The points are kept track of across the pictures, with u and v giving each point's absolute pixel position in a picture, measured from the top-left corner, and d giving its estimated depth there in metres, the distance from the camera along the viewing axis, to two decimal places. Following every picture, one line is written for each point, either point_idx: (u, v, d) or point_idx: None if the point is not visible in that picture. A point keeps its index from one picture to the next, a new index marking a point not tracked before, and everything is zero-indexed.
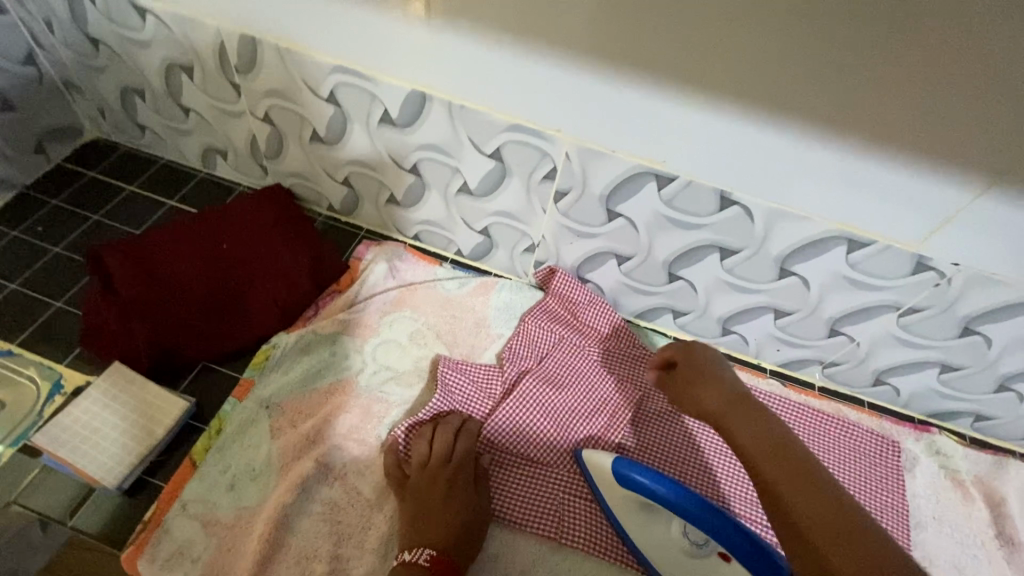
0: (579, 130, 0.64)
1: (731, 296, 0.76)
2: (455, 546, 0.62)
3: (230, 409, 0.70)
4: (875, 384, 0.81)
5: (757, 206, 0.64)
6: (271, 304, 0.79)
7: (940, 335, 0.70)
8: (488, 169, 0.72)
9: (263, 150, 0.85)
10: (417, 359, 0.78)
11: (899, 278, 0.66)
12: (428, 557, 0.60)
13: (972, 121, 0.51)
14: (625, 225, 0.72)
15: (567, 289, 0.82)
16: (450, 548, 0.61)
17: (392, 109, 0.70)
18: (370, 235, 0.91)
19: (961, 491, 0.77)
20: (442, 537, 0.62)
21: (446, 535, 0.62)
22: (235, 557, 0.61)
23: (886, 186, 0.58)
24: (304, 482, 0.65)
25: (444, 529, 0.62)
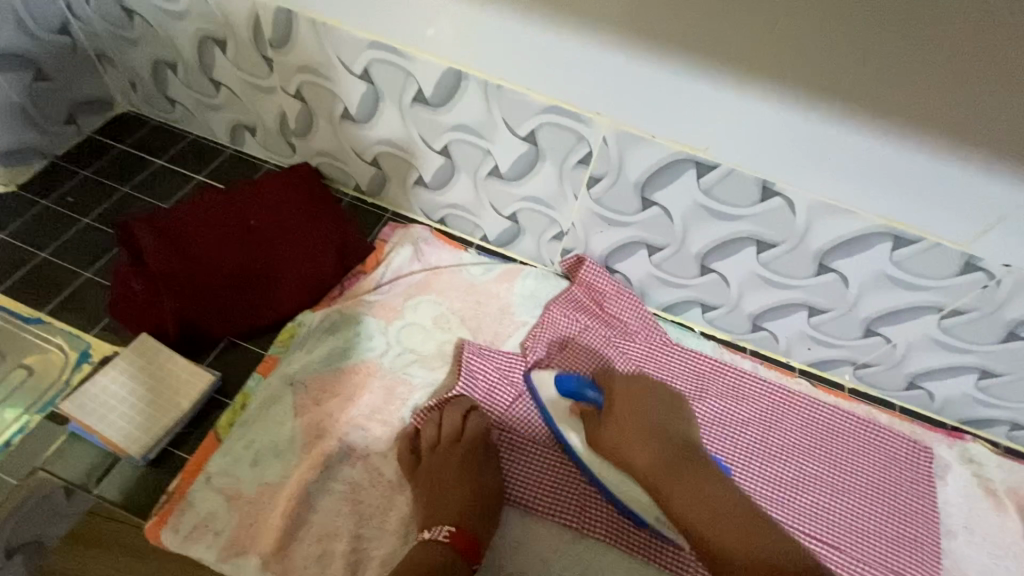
0: (618, 113, 0.62)
1: (764, 291, 0.74)
2: (473, 520, 0.62)
3: (255, 386, 0.70)
4: (909, 388, 0.79)
5: (800, 198, 0.62)
6: (296, 282, 0.78)
7: (982, 340, 0.68)
8: (521, 152, 0.71)
9: (293, 127, 0.84)
10: (441, 343, 0.78)
11: (945, 278, 0.63)
12: (448, 533, 0.60)
13: None
14: (659, 214, 0.70)
15: (594, 279, 0.80)
16: (469, 524, 0.61)
17: (426, 88, 0.69)
18: (396, 217, 0.90)
19: (995, 500, 0.75)
20: (462, 515, 0.62)
21: (463, 513, 0.62)
22: (257, 532, 0.61)
23: (939, 181, 0.55)
24: (327, 461, 0.65)
25: (460, 504, 0.62)
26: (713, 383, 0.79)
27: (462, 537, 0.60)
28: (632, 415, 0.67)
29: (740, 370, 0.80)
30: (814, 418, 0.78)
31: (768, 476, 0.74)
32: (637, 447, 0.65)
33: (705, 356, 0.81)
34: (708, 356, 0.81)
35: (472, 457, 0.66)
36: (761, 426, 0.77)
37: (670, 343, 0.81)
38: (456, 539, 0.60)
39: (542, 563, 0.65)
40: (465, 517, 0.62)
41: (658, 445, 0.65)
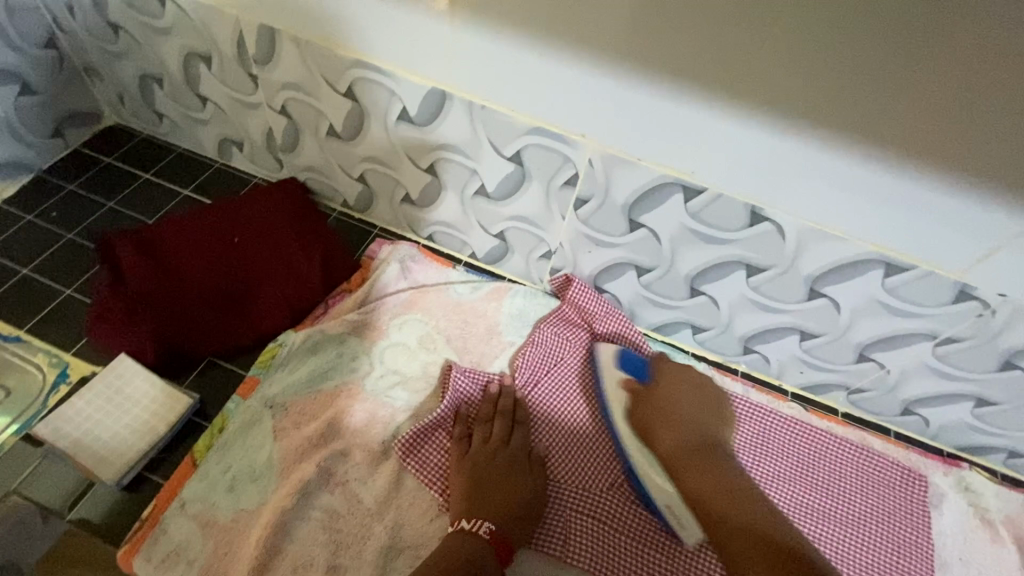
0: (605, 135, 0.61)
1: (755, 314, 0.72)
2: (513, 524, 0.62)
3: (234, 408, 0.69)
4: (904, 413, 0.77)
5: (790, 223, 0.60)
6: (279, 301, 0.77)
7: (978, 367, 0.66)
8: (507, 172, 0.70)
9: (279, 143, 0.84)
10: (425, 364, 0.76)
11: (939, 306, 0.62)
12: (488, 530, 0.60)
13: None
14: (648, 236, 0.69)
15: (584, 300, 0.79)
16: (511, 528, 0.62)
17: (411, 107, 0.68)
18: (384, 233, 0.89)
19: (992, 531, 0.73)
20: (507, 521, 0.62)
21: (505, 515, 0.62)
22: (231, 562, 0.60)
23: (930, 209, 0.54)
24: (304, 487, 0.63)
25: (505, 502, 0.63)
26: None
27: (501, 540, 0.60)
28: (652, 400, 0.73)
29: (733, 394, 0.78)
30: (814, 447, 0.76)
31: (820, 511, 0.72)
32: (663, 429, 0.70)
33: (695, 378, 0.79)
34: None
35: (499, 459, 0.66)
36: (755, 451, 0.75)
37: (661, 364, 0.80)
38: (496, 541, 0.60)
39: None
40: (506, 520, 0.62)
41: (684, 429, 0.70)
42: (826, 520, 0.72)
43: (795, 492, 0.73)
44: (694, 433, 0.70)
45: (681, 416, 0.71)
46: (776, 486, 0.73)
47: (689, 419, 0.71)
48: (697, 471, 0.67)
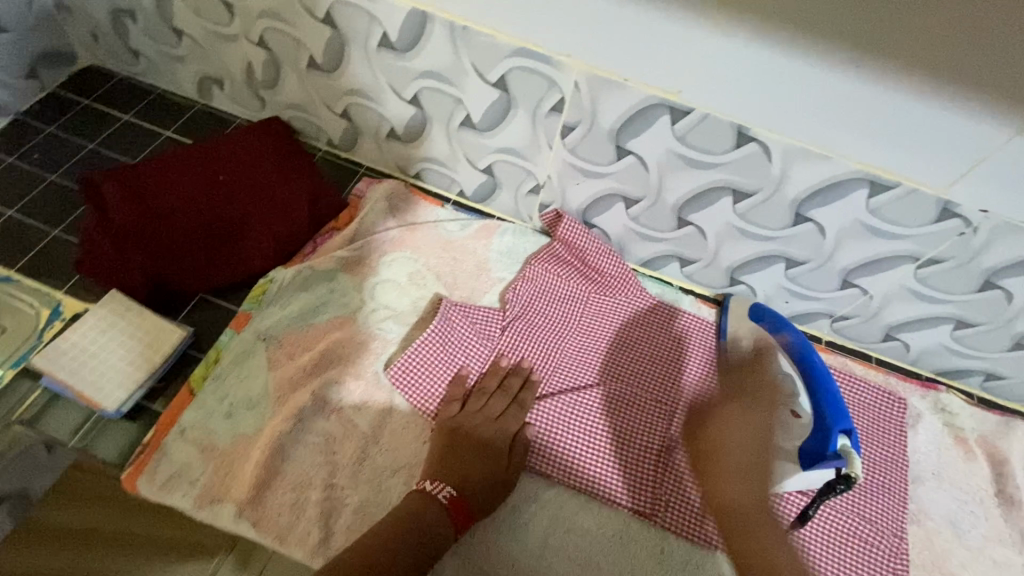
0: (591, 55, 0.60)
1: (741, 243, 0.73)
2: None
3: (228, 340, 0.70)
4: (886, 340, 0.79)
5: (775, 142, 0.60)
6: (269, 238, 0.77)
7: (958, 289, 0.67)
8: (492, 100, 0.69)
9: (260, 79, 0.82)
10: (416, 299, 0.77)
11: (922, 226, 0.62)
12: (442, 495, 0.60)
13: (1004, 50, 0.47)
14: (635, 163, 0.68)
15: (573, 236, 0.79)
16: (473, 494, 0.62)
17: (391, 32, 0.67)
18: (370, 172, 0.88)
19: (964, 448, 0.76)
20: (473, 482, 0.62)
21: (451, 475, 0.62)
22: (232, 482, 0.62)
23: (915, 122, 0.54)
24: (300, 412, 0.65)
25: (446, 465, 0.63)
26: (694, 341, 0.79)
27: (458, 503, 0.60)
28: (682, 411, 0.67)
29: (716, 325, 0.80)
30: (865, 390, 0.77)
31: (883, 461, 0.73)
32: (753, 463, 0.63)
33: (682, 311, 0.80)
34: (685, 310, 0.81)
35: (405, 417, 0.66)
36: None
37: (649, 299, 0.80)
38: (455, 507, 0.60)
39: (514, 509, 0.65)
40: None
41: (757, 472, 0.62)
42: (890, 470, 0.72)
43: (876, 440, 0.74)
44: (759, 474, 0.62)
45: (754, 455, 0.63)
46: (866, 429, 0.75)
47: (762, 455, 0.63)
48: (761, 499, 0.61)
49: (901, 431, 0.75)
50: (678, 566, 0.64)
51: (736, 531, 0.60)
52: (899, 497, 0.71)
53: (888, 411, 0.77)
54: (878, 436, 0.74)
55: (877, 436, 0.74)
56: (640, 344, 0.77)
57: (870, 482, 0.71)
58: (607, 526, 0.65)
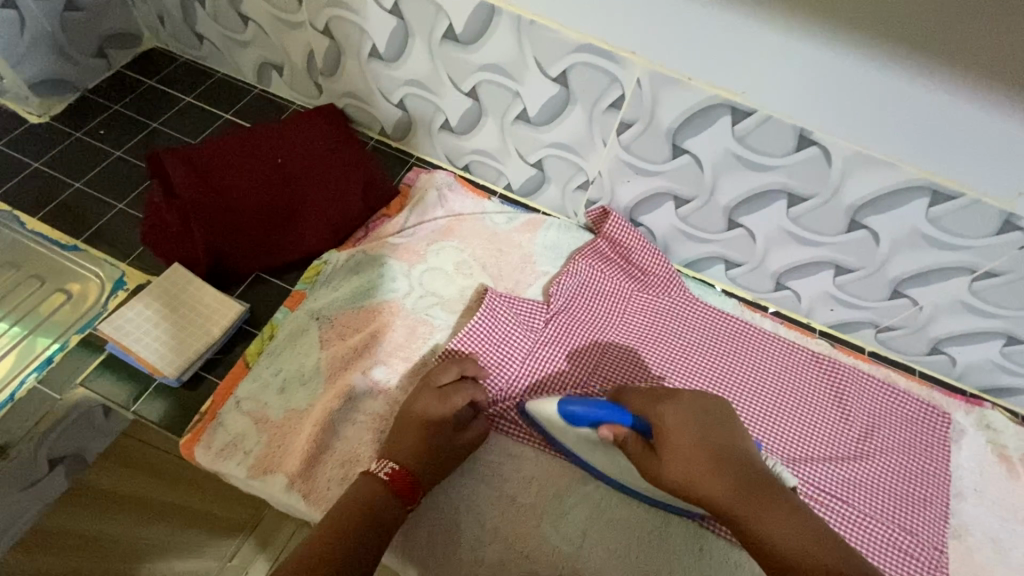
0: (656, 52, 0.61)
1: (790, 248, 0.73)
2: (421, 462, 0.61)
3: (283, 317, 0.72)
4: (931, 353, 0.78)
5: (838, 146, 0.60)
6: (323, 221, 0.79)
7: (1013, 304, 0.67)
8: (552, 94, 0.70)
9: (320, 66, 0.84)
10: (463, 287, 0.78)
11: (981, 237, 0.62)
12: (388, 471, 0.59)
13: None
14: (690, 162, 0.69)
15: (618, 233, 0.80)
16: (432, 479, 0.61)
17: (457, 24, 0.68)
18: (420, 162, 0.90)
19: (1007, 466, 0.75)
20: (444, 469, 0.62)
21: (414, 454, 0.61)
22: (283, 454, 0.63)
23: (985, 132, 0.54)
24: (351, 391, 0.67)
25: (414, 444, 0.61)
26: (737, 343, 0.79)
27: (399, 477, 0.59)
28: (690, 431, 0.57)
29: (760, 329, 0.80)
30: (907, 405, 0.76)
31: (924, 476, 0.72)
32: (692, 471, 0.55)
33: (725, 313, 0.81)
34: (727, 312, 0.81)
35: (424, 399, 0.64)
36: (783, 412, 0.75)
37: (691, 298, 0.81)
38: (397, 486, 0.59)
39: (555, 498, 0.66)
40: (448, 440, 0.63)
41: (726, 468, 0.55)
42: (932, 485, 0.71)
43: (920, 454, 0.73)
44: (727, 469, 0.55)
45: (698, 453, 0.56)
46: (908, 444, 0.74)
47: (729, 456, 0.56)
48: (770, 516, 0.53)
49: (945, 446, 0.74)
50: (717, 566, 0.64)
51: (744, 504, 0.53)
52: (942, 513, 0.70)
53: (932, 425, 0.75)
54: (921, 450, 0.73)
55: (921, 451, 0.73)
56: (683, 344, 0.78)
57: (912, 496, 0.70)
58: (647, 521, 0.66)
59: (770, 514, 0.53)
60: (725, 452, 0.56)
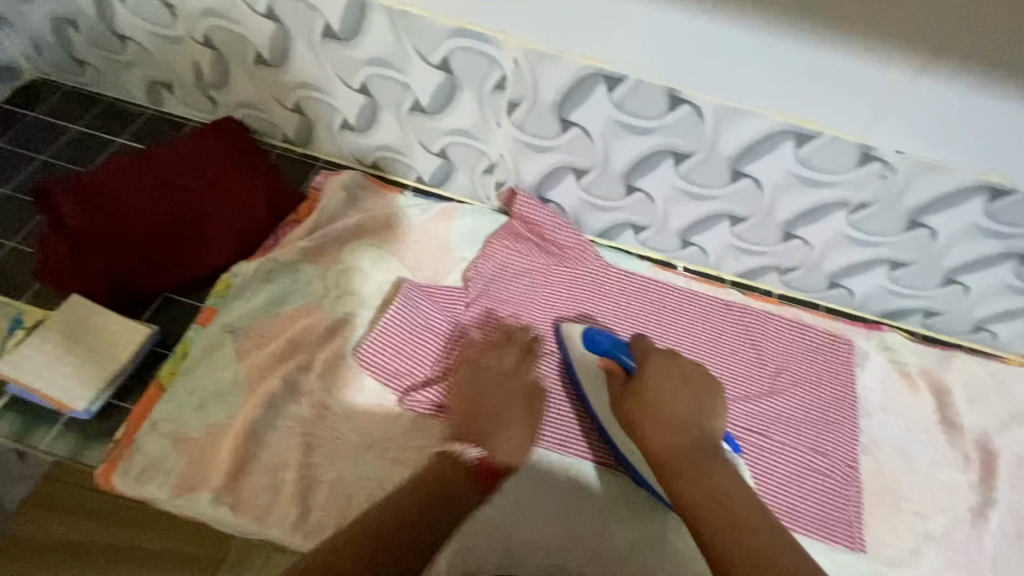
0: (525, 30, 0.63)
1: (687, 204, 0.76)
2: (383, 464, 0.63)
3: (194, 335, 0.71)
4: (831, 287, 0.83)
5: (706, 102, 0.63)
6: (230, 235, 0.78)
7: (888, 230, 0.71)
8: (438, 82, 0.71)
9: (209, 79, 0.83)
10: (381, 283, 0.78)
11: (846, 172, 0.66)
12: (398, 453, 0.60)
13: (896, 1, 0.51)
14: (580, 134, 0.72)
15: (529, 211, 0.82)
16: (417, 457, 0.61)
17: (332, 21, 0.68)
18: (328, 164, 0.89)
19: (909, 381, 0.80)
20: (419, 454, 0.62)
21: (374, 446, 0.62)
22: (207, 469, 0.62)
23: (830, 72, 0.57)
24: (271, 399, 0.66)
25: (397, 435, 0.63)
26: (654, 303, 0.82)
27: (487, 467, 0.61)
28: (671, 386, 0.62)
29: (674, 286, 0.84)
30: (814, 338, 0.81)
31: (832, 401, 0.77)
32: (648, 428, 0.60)
33: (639, 275, 0.84)
34: (642, 275, 0.85)
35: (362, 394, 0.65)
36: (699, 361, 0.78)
37: (606, 265, 0.84)
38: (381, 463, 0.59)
39: None
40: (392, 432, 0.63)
41: (673, 428, 0.59)
42: (841, 408, 0.76)
43: (828, 382, 0.78)
44: (680, 428, 0.59)
45: (662, 407, 0.61)
46: (817, 373, 0.78)
47: (681, 416, 0.60)
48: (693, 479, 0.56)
49: (851, 370, 0.80)
50: (647, 512, 0.67)
51: (679, 468, 0.57)
52: (852, 433, 0.75)
53: (839, 354, 0.81)
54: (829, 378, 0.78)
55: (829, 379, 0.78)
56: (603, 311, 0.81)
57: (823, 421, 0.75)
58: (579, 481, 0.68)
59: (696, 470, 0.56)
60: (679, 415, 0.60)
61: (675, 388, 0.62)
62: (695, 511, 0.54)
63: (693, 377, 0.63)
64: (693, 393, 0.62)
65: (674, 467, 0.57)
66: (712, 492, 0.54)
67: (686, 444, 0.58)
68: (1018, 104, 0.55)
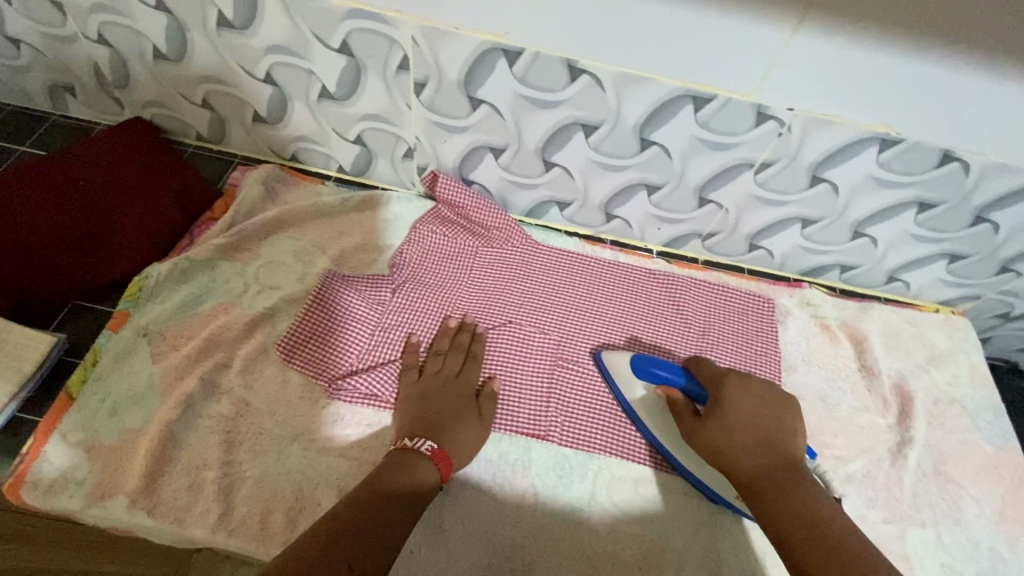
0: (419, 8, 0.63)
1: (604, 177, 0.78)
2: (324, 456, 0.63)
3: (106, 341, 0.68)
4: (751, 250, 0.86)
5: (604, 72, 0.64)
6: (141, 237, 0.76)
7: (793, 188, 0.74)
8: (342, 66, 0.70)
9: (111, 79, 0.80)
10: (303, 276, 0.77)
11: (745, 133, 0.68)
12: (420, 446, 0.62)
13: None
14: (490, 112, 0.72)
15: (451, 193, 0.81)
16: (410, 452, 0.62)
17: (225, 10, 0.67)
18: (246, 161, 0.87)
19: (829, 334, 0.84)
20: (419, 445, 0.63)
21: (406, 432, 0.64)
22: (122, 476, 0.61)
23: (716, 33, 0.59)
24: (188, 399, 0.64)
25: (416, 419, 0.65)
26: (581, 278, 0.83)
27: (441, 456, 0.62)
28: (747, 408, 0.64)
29: (600, 260, 0.85)
30: (738, 300, 0.83)
31: (757, 359, 0.79)
32: (737, 452, 0.61)
33: (566, 251, 0.85)
34: (570, 250, 0.85)
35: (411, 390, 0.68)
36: (628, 330, 0.79)
37: (533, 244, 0.84)
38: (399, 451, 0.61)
39: None
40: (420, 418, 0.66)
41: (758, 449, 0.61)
42: (764, 364, 0.79)
43: (752, 341, 0.80)
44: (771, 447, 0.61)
45: (745, 429, 0.62)
46: (740, 334, 0.81)
47: (759, 438, 0.61)
48: (791, 497, 0.56)
49: (774, 328, 0.82)
50: (577, 478, 0.68)
51: (766, 488, 0.58)
52: None
53: (762, 313, 0.83)
54: (752, 337, 0.81)
55: (752, 338, 0.81)
56: (531, 288, 0.81)
57: None
58: (510, 455, 0.69)
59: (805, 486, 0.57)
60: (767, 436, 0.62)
61: (755, 408, 0.64)
62: (790, 534, 0.54)
63: (769, 398, 0.66)
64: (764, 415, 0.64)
65: (768, 489, 0.58)
66: (809, 512, 0.55)
67: (765, 466, 0.60)
68: (890, 53, 0.58)
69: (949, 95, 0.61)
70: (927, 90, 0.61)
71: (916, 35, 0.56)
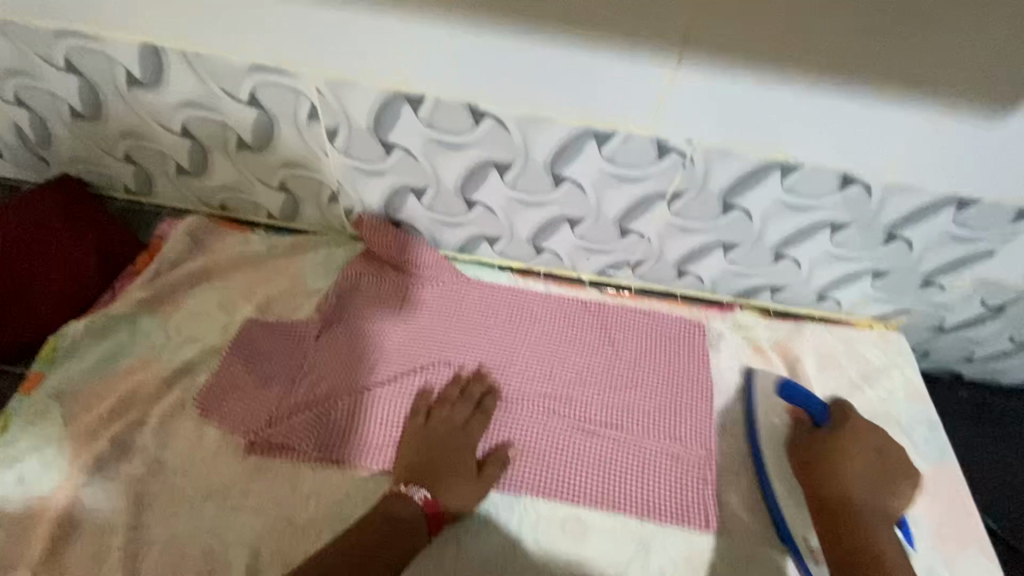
0: (318, 60, 0.64)
1: (525, 212, 0.78)
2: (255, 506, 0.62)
3: (18, 405, 0.67)
4: (681, 276, 0.86)
5: (505, 114, 0.66)
6: (61, 297, 0.76)
7: (708, 215, 0.75)
8: (253, 118, 0.71)
9: (32, 139, 0.81)
10: (226, 326, 0.76)
11: (650, 166, 0.69)
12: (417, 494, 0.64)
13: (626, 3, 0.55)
14: (404, 155, 0.73)
15: (375, 233, 0.81)
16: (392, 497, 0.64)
17: (132, 69, 0.68)
18: (174, 212, 0.87)
19: (762, 357, 0.83)
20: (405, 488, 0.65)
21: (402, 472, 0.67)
22: (26, 545, 0.59)
23: (603, 72, 0.61)
24: (98, 461, 0.64)
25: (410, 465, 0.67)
26: (512, 311, 0.82)
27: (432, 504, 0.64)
28: (858, 451, 0.71)
29: (532, 293, 0.85)
30: (668, 327, 0.84)
31: (688, 386, 0.79)
32: (826, 482, 0.69)
33: (497, 286, 0.84)
34: (501, 284, 0.85)
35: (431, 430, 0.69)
36: (558, 363, 0.79)
37: (463, 279, 0.83)
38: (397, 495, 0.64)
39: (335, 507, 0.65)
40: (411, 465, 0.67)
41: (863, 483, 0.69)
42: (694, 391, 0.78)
43: (682, 368, 0.80)
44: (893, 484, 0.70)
45: (859, 467, 0.70)
46: (671, 361, 0.81)
47: (858, 478, 0.70)
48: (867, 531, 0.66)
49: (704, 353, 0.82)
50: (501, 521, 0.67)
51: (841, 522, 0.67)
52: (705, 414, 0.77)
53: (693, 339, 0.83)
54: (682, 365, 0.81)
55: (683, 365, 0.80)
56: (460, 324, 0.80)
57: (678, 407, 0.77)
58: None
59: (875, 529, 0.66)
60: (885, 470, 0.70)
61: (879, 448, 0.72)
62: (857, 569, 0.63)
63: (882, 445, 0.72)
64: (875, 468, 0.71)
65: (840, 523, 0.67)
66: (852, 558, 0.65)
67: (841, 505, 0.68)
68: (771, 86, 0.60)
69: (837, 122, 0.62)
70: (813, 119, 0.62)
71: (792, 67, 0.58)
